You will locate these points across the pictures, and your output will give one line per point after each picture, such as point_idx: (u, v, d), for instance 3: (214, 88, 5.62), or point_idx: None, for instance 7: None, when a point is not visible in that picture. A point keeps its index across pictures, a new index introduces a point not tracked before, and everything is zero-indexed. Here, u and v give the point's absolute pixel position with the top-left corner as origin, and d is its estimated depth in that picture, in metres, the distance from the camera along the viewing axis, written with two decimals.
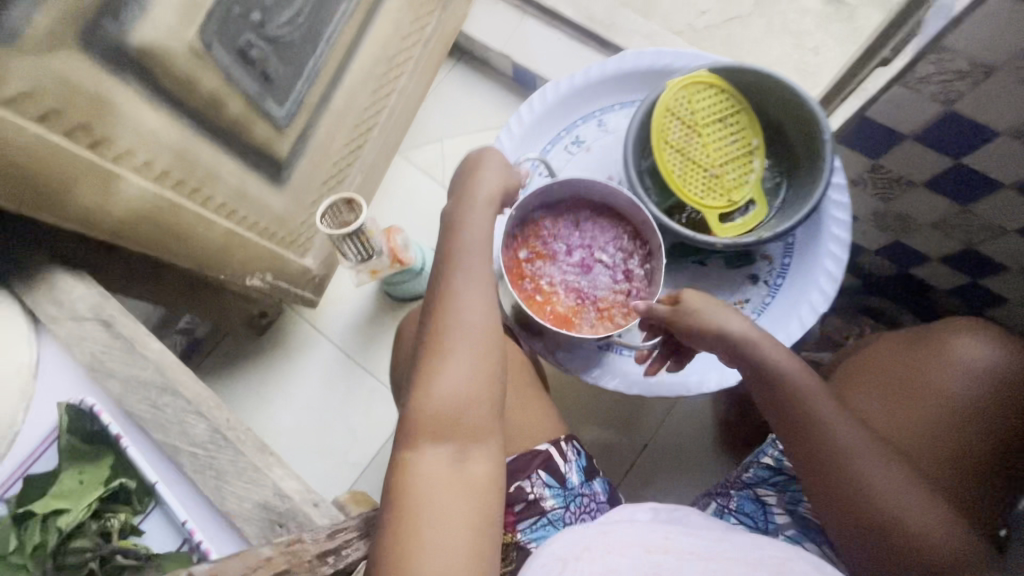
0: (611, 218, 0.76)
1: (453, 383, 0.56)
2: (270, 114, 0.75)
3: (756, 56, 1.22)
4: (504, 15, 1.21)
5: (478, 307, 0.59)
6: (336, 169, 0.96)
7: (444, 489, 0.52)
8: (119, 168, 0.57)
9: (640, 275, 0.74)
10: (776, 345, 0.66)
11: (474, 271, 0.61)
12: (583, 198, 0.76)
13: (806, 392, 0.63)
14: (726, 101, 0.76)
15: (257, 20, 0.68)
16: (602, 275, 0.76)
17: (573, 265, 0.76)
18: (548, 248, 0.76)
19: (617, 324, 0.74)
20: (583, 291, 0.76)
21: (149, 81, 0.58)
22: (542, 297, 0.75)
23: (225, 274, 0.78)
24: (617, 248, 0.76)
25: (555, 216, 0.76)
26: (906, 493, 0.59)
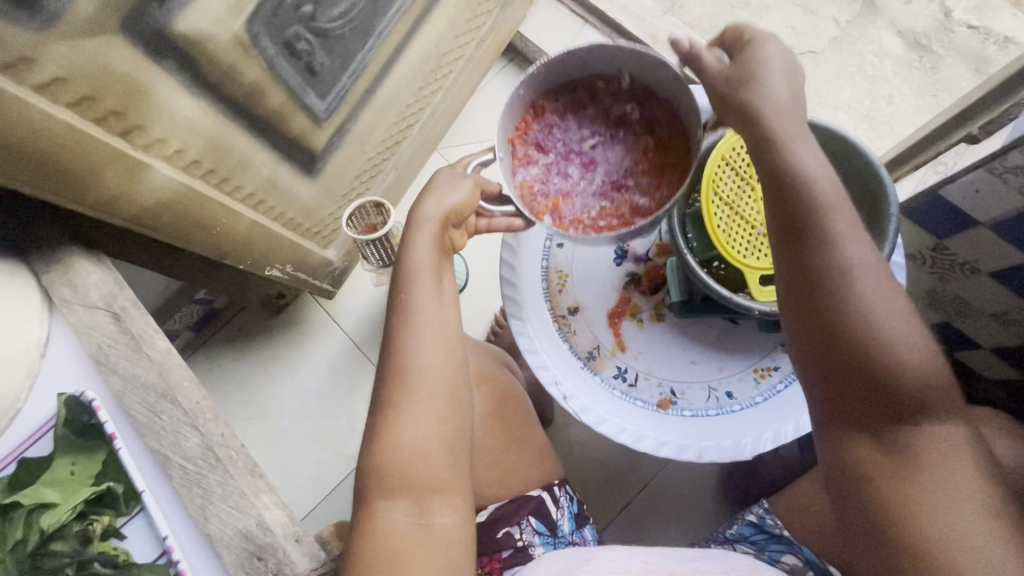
0: (562, 102, 0.60)
1: (410, 433, 0.54)
2: (310, 107, 0.73)
3: (824, 97, 1.15)
4: (565, 21, 1.16)
5: (432, 346, 0.56)
6: (370, 164, 0.94)
7: (407, 545, 0.51)
8: (149, 158, 0.55)
9: (635, 107, 0.59)
10: (817, 147, 0.50)
11: (424, 296, 0.57)
12: (524, 121, 0.59)
13: (831, 201, 0.49)
14: None
15: (308, 12, 0.65)
16: (609, 151, 0.59)
17: (587, 177, 0.59)
18: (550, 191, 0.59)
19: (682, 154, 0.57)
20: (622, 179, 0.59)
21: (190, 69, 0.56)
22: (607, 223, 0.58)
23: (246, 263, 0.78)
24: (581, 121, 0.60)
25: (525, 162, 0.59)
26: (880, 301, 0.48)
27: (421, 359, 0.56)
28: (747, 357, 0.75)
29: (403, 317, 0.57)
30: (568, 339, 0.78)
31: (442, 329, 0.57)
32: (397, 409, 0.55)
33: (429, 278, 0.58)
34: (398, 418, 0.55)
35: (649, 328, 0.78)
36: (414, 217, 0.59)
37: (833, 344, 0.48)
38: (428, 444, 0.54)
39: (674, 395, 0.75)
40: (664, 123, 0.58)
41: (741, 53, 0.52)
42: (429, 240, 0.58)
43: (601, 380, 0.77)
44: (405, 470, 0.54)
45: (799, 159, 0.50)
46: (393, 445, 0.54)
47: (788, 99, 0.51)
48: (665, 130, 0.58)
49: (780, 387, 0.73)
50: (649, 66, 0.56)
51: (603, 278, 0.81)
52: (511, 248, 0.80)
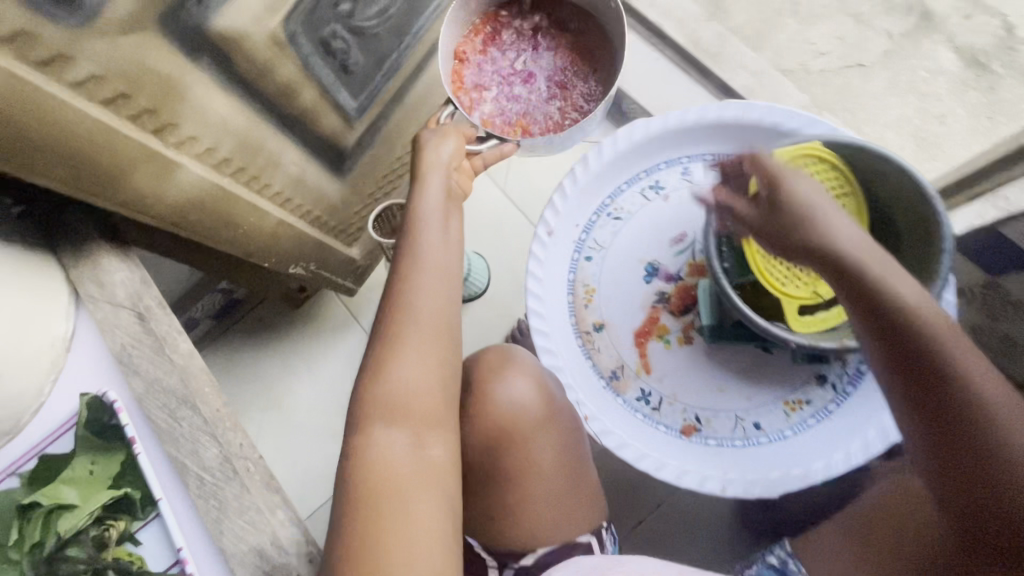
0: (480, 43, 0.66)
1: (407, 371, 0.54)
2: (342, 105, 0.72)
3: (872, 114, 1.10)
4: None
5: (431, 289, 0.56)
6: (397, 162, 0.93)
7: (402, 479, 0.51)
8: (180, 156, 0.54)
9: (541, 20, 0.66)
10: (914, 281, 0.53)
11: (427, 240, 0.58)
12: (456, 71, 0.65)
13: (946, 333, 0.51)
14: (835, 180, 0.68)
15: (345, 10, 0.64)
16: (538, 61, 0.65)
17: (535, 89, 0.65)
18: (510, 114, 0.64)
19: (593, 37, 0.65)
20: (564, 79, 0.65)
21: (226, 67, 0.55)
22: (564, 116, 0.64)
23: (271, 262, 0.77)
24: (504, 48, 0.66)
25: (477, 99, 0.64)
26: (1002, 412, 0.48)
27: (422, 301, 0.56)
28: (778, 389, 0.72)
29: (408, 263, 0.57)
30: (591, 356, 0.76)
31: (445, 272, 0.57)
32: (388, 345, 0.55)
33: (435, 223, 0.58)
34: (398, 358, 0.54)
35: (676, 350, 0.75)
36: (425, 164, 0.59)
37: (958, 455, 0.49)
38: (420, 384, 0.54)
39: (698, 422, 0.73)
40: (572, 20, 0.66)
41: (770, 196, 0.58)
42: (439, 187, 0.59)
43: (624, 401, 0.75)
44: (397, 405, 0.54)
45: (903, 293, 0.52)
46: (386, 381, 0.54)
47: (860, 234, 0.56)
48: (567, 26, 0.66)
49: (810, 422, 0.70)
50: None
51: (630, 295, 0.78)
52: (538, 259, 0.78)
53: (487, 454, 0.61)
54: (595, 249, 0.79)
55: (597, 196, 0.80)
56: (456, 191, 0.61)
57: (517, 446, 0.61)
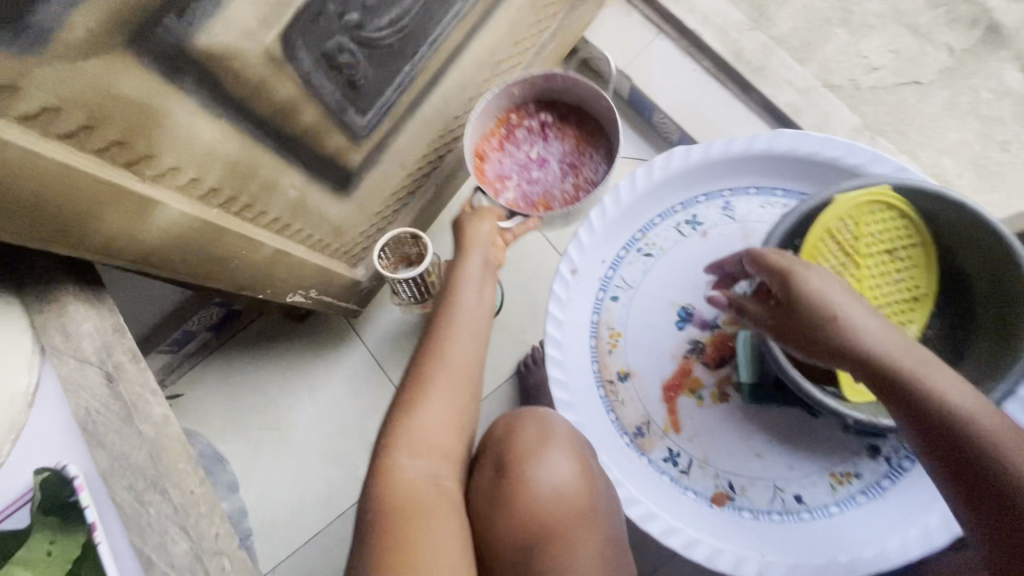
0: (497, 138, 0.76)
1: (435, 406, 0.53)
2: (348, 124, 0.64)
3: (927, 137, 1.00)
4: (636, 27, 1.03)
5: (465, 337, 0.57)
6: (408, 179, 0.86)
7: (418, 506, 0.48)
8: (160, 190, 0.47)
9: (547, 114, 0.77)
10: (954, 377, 0.48)
11: (462, 297, 0.59)
12: (479, 162, 0.75)
13: (1011, 442, 0.44)
14: (903, 229, 0.60)
15: (353, 20, 0.56)
16: (549, 147, 0.76)
17: (551, 172, 0.76)
18: (532, 195, 0.75)
19: (591, 121, 0.77)
20: (574, 159, 0.76)
21: (213, 89, 0.48)
22: (578, 190, 0.75)
23: (267, 291, 0.71)
24: (518, 141, 0.77)
25: (502, 186, 0.74)
26: None
27: (456, 343, 0.56)
28: (824, 459, 0.64)
29: (446, 311, 0.58)
30: (614, 409, 0.69)
31: (477, 329, 0.58)
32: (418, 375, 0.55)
33: (471, 288, 0.59)
34: (426, 396, 0.53)
35: (709, 408, 0.68)
36: (472, 236, 0.62)
37: None
38: (446, 421, 0.53)
39: (731, 489, 0.66)
40: (572, 111, 0.77)
41: (783, 296, 0.54)
42: (479, 262, 0.61)
43: (649, 462, 0.67)
44: (423, 435, 0.52)
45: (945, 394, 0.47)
46: (412, 413, 0.53)
47: (888, 330, 0.51)
48: (568, 114, 0.77)
49: (859, 499, 0.63)
50: (541, 84, 0.75)
51: (660, 342, 0.71)
52: (559, 299, 0.70)
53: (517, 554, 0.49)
54: (622, 289, 0.72)
55: (626, 229, 0.72)
56: (494, 261, 0.63)
57: (558, 543, 0.48)
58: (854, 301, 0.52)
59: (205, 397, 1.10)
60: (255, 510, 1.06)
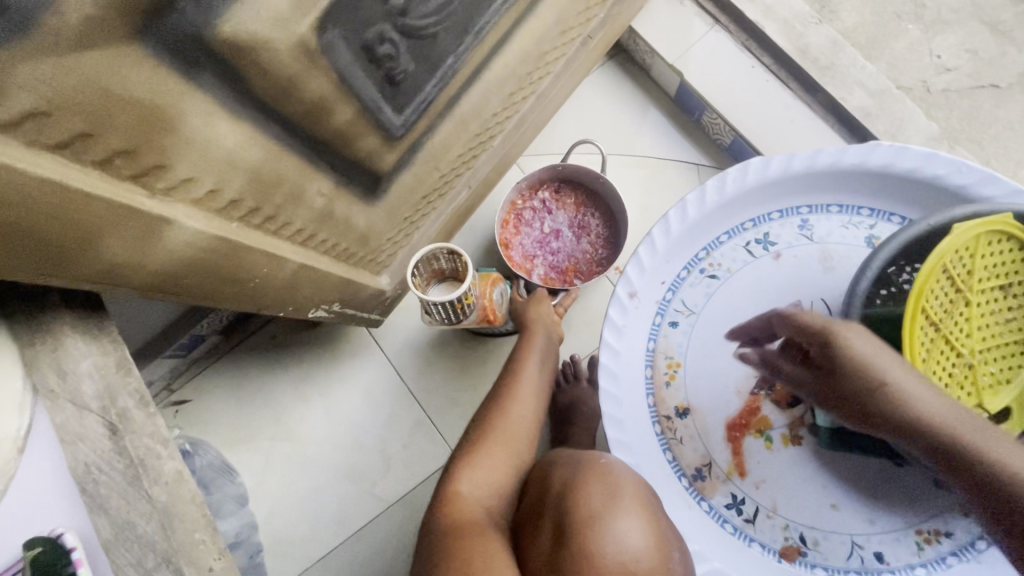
0: (514, 227, 0.89)
1: (498, 442, 0.58)
2: (384, 124, 0.56)
3: (1004, 145, 0.92)
4: (688, 18, 0.94)
5: (529, 396, 0.62)
6: (439, 182, 0.78)
7: (476, 529, 0.49)
8: (171, 205, 0.40)
9: (549, 193, 0.89)
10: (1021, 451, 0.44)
11: (527, 364, 0.65)
12: (509, 253, 0.87)
13: None
14: (1020, 262, 0.52)
15: (398, 5, 0.48)
16: (556, 219, 0.89)
17: (567, 241, 0.89)
18: (559, 266, 0.88)
19: (581, 185, 0.89)
20: (581, 222, 0.89)
21: (237, 86, 0.40)
22: (592, 248, 0.88)
23: (286, 308, 0.63)
24: (530, 222, 0.89)
25: (533, 266, 0.88)
26: None
27: (521, 400, 0.62)
28: (910, 513, 0.58)
29: (510, 375, 0.64)
30: (671, 449, 0.62)
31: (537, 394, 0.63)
32: (483, 418, 0.60)
33: (535, 357, 0.66)
34: (492, 441, 0.58)
35: (780, 451, 0.61)
36: (532, 314, 0.71)
37: None
38: (505, 466, 0.57)
39: (802, 543, 0.59)
40: (567, 182, 0.89)
41: (820, 359, 0.53)
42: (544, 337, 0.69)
43: (710, 508, 0.61)
44: (484, 465, 0.56)
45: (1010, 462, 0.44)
46: (476, 451, 0.57)
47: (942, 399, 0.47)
48: (559, 186, 0.89)
49: (951, 561, 0.56)
50: (537, 171, 0.86)
51: (724, 375, 0.63)
52: (613, 325, 0.63)
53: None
54: (682, 314, 0.64)
55: (688, 248, 0.65)
56: (554, 340, 0.70)
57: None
58: (906, 367, 0.49)
59: (214, 407, 1.04)
60: (267, 526, 1.00)
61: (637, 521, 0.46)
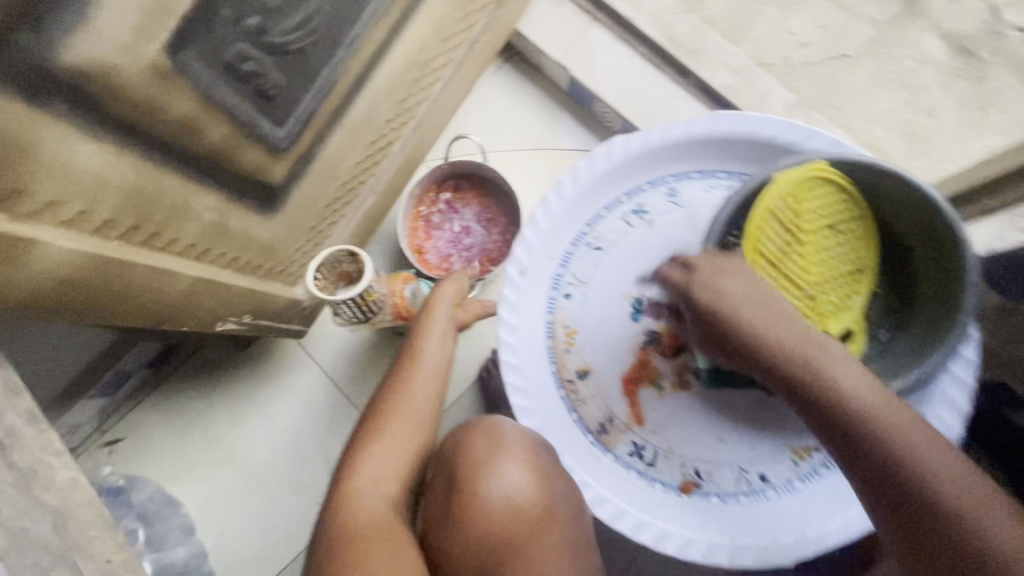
0: (427, 232, 0.98)
1: (396, 436, 0.59)
2: (264, 137, 0.60)
3: (858, 108, 1.02)
4: (569, 16, 1.01)
5: (426, 377, 0.63)
6: (342, 190, 0.81)
7: (381, 530, 0.52)
8: (38, 227, 0.43)
9: (450, 196, 0.99)
10: (836, 350, 0.52)
11: (428, 346, 0.65)
12: (425, 256, 0.97)
13: (887, 418, 0.48)
14: (843, 204, 0.60)
15: (255, 25, 0.51)
16: (462, 216, 0.99)
17: (477, 234, 0.98)
18: (473, 257, 0.98)
19: (475, 180, 0.98)
20: (485, 214, 0.98)
21: (91, 110, 0.43)
22: (499, 235, 0.97)
23: (191, 322, 0.65)
24: (439, 225, 0.99)
25: (451, 263, 0.97)
26: (957, 483, 0.45)
27: (423, 377, 0.63)
28: (784, 436, 0.65)
29: (405, 364, 0.64)
30: (576, 409, 0.68)
31: (434, 374, 0.63)
32: (376, 415, 0.60)
33: (437, 335, 0.66)
34: (387, 430, 0.59)
35: (670, 398, 0.67)
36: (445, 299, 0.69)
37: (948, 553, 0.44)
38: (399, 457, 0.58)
39: (698, 477, 0.65)
40: (463, 182, 0.98)
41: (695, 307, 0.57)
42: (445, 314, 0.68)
43: (615, 458, 0.66)
44: (387, 462, 0.57)
45: (849, 386, 0.50)
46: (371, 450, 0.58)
47: (778, 317, 0.54)
48: (456, 186, 0.99)
49: (820, 472, 0.63)
50: (432, 177, 0.95)
51: (616, 336, 0.69)
52: (510, 302, 0.68)
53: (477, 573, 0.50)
54: (574, 285, 0.70)
55: (572, 224, 0.70)
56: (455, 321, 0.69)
57: (521, 554, 0.49)
58: (755, 289, 0.55)
59: (147, 441, 1.03)
60: (216, 551, 1.00)
61: (520, 473, 0.52)
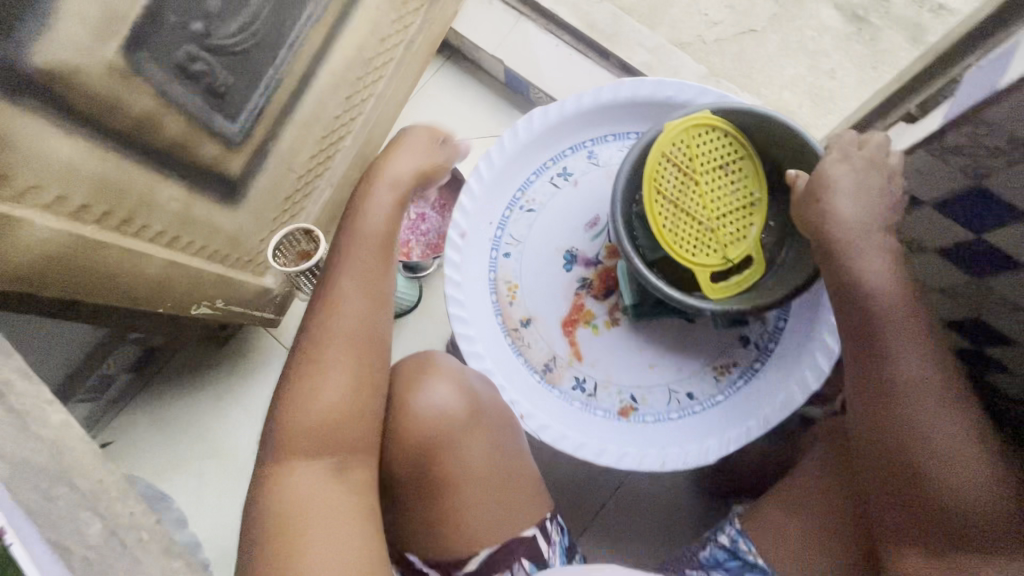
0: None
1: (327, 400, 0.58)
2: (218, 130, 0.67)
3: (768, 76, 1.13)
4: (499, 14, 1.11)
5: (356, 295, 0.62)
6: (301, 183, 0.88)
7: (330, 509, 0.54)
8: (20, 209, 0.50)
9: None
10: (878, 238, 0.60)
11: (361, 262, 0.64)
12: None
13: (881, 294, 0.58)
14: (729, 146, 0.69)
15: (199, 29, 0.59)
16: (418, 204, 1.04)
17: (434, 219, 1.04)
18: (431, 241, 1.03)
19: None
20: (439, 200, 1.04)
21: (59, 106, 0.50)
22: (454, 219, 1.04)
23: (166, 306, 0.72)
24: None
25: (410, 248, 1.02)
26: (915, 360, 0.57)
27: (354, 296, 0.62)
28: (705, 356, 0.73)
29: (323, 317, 0.61)
30: (522, 353, 0.75)
31: (371, 292, 0.63)
32: (301, 380, 0.59)
33: (371, 245, 0.65)
34: (325, 359, 0.59)
35: (604, 334, 0.75)
36: (367, 239, 0.65)
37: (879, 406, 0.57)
38: (335, 407, 0.58)
39: (634, 401, 0.73)
40: None
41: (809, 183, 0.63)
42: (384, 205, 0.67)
43: (560, 393, 0.74)
44: (320, 432, 0.57)
45: (874, 274, 0.59)
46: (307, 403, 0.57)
47: (858, 207, 0.61)
48: None
49: (737, 384, 0.72)
50: None
51: (552, 286, 0.77)
52: (455, 263, 0.76)
53: (413, 472, 0.61)
54: (512, 245, 0.78)
55: (506, 190, 0.79)
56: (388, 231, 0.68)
57: (446, 451, 0.60)
58: (855, 186, 0.61)
59: (140, 443, 1.09)
60: (210, 541, 1.04)
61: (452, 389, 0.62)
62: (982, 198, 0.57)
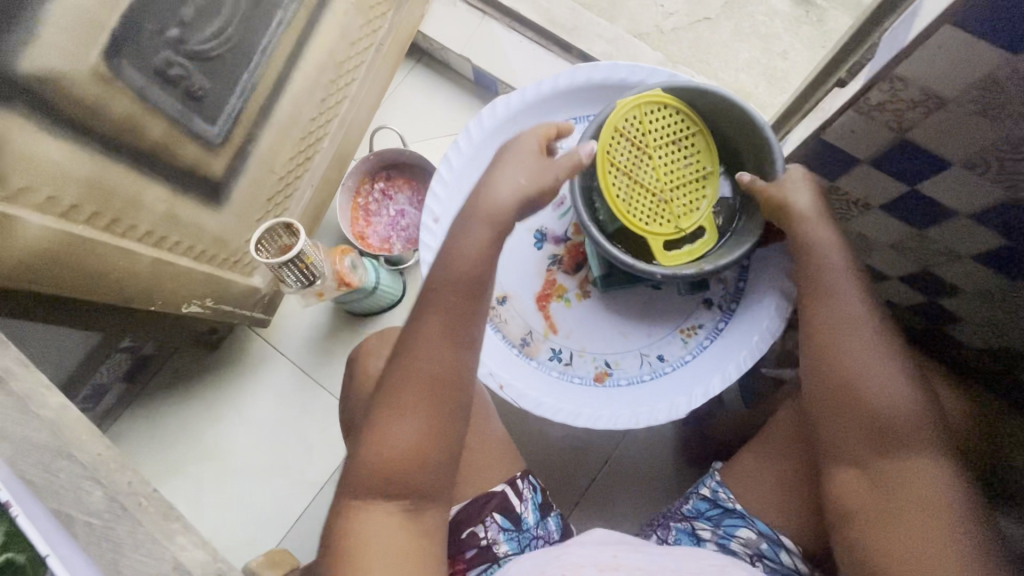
0: (366, 220, 1.10)
1: (405, 448, 0.54)
2: (199, 132, 0.71)
3: (724, 60, 1.19)
4: (463, 15, 1.16)
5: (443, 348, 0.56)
6: (282, 184, 0.92)
7: (400, 546, 0.52)
8: (14, 207, 0.53)
9: (382, 185, 1.11)
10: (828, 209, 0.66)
11: (443, 303, 0.58)
12: (367, 241, 1.09)
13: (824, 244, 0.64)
14: (680, 121, 0.73)
15: (175, 36, 0.64)
16: (395, 201, 1.11)
17: (411, 215, 1.10)
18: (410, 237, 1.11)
19: (402, 167, 1.10)
20: (416, 196, 1.11)
21: (47, 110, 0.54)
22: None
23: (156, 304, 0.75)
24: (376, 212, 1.11)
25: (391, 243, 1.11)
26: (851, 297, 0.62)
27: (437, 349, 0.56)
28: (671, 320, 0.78)
29: (406, 361, 0.56)
30: (500, 329, 0.79)
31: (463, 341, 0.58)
32: (379, 424, 0.55)
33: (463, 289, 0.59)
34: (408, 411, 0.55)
35: (576, 306, 0.80)
36: (457, 278, 0.59)
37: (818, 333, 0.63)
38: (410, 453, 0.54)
39: (608, 366, 0.77)
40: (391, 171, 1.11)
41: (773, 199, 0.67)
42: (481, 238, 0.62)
43: (537, 364, 0.78)
44: (389, 476, 0.54)
45: (818, 229, 0.65)
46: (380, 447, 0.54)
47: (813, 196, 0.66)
48: (387, 175, 1.11)
49: (704, 344, 0.76)
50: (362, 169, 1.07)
51: (524, 264, 0.81)
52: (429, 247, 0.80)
53: None
54: None
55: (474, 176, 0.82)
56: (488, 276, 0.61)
57: None
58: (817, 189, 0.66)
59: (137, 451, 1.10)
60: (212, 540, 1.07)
61: None
62: (910, 151, 0.61)
